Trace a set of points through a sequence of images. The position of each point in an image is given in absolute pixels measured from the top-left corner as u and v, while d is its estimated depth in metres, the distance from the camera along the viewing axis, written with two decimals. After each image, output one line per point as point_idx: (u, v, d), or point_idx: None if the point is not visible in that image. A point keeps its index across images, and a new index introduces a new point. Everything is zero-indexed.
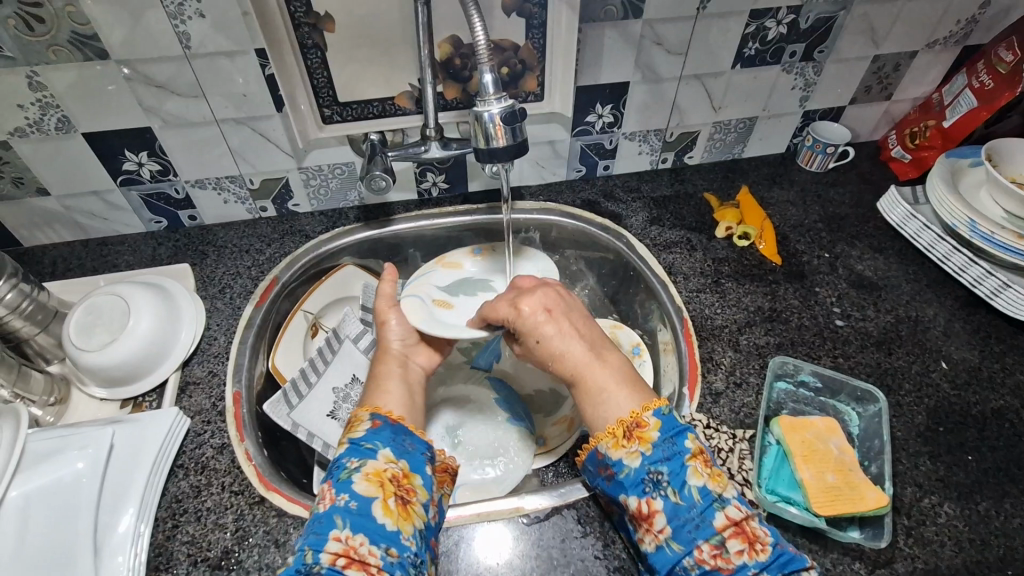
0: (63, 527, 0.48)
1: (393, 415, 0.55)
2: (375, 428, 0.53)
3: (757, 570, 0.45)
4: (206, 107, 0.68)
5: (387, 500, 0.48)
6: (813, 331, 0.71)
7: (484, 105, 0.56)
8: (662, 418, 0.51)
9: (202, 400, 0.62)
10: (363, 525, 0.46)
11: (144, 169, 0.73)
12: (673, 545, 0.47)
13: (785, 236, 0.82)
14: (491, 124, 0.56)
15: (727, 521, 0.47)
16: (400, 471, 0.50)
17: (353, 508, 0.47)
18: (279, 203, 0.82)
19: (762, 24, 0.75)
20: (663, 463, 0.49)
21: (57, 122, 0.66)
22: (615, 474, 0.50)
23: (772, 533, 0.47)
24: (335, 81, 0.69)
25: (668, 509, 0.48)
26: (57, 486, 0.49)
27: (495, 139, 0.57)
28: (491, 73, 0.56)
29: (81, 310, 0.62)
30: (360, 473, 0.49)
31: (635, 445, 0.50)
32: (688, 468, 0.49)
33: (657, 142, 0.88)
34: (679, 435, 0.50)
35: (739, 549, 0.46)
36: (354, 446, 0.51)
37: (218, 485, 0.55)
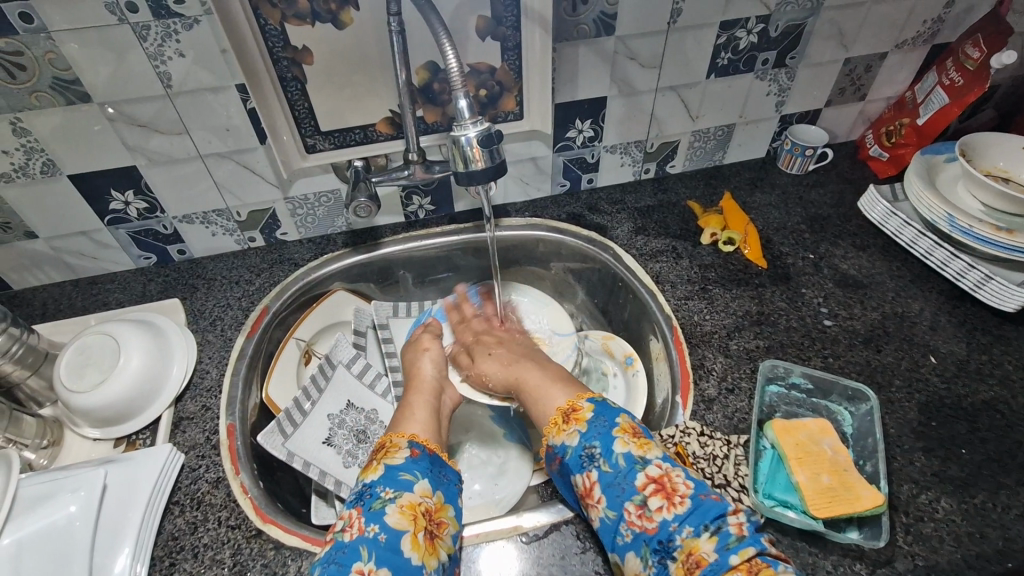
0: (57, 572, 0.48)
1: (429, 445, 0.58)
2: (414, 458, 0.54)
3: (677, 523, 0.48)
4: (190, 142, 0.69)
5: (417, 534, 0.48)
6: (801, 332, 0.71)
7: (461, 129, 0.57)
8: (596, 403, 0.58)
9: (196, 435, 0.62)
10: (391, 560, 0.46)
11: (131, 208, 0.74)
12: (609, 513, 0.51)
13: (769, 239, 0.83)
14: (468, 147, 0.57)
15: (647, 479, 0.50)
16: (434, 505, 0.52)
17: (381, 540, 0.47)
18: (267, 233, 0.83)
19: (732, 34, 0.77)
20: (595, 438, 0.54)
21: (42, 166, 0.67)
22: (561, 458, 0.56)
23: (697, 487, 0.50)
24: (317, 111, 0.70)
25: (602, 479, 0.52)
26: (50, 532, 0.49)
27: (472, 162, 0.58)
28: (466, 98, 0.56)
29: (72, 350, 0.61)
30: (393, 505, 0.49)
31: (572, 426, 0.56)
32: (615, 440, 0.53)
33: (638, 153, 0.89)
34: (611, 414, 0.56)
35: (660, 506, 0.49)
36: (390, 475, 0.52)
37: (215, 520, 0.55)
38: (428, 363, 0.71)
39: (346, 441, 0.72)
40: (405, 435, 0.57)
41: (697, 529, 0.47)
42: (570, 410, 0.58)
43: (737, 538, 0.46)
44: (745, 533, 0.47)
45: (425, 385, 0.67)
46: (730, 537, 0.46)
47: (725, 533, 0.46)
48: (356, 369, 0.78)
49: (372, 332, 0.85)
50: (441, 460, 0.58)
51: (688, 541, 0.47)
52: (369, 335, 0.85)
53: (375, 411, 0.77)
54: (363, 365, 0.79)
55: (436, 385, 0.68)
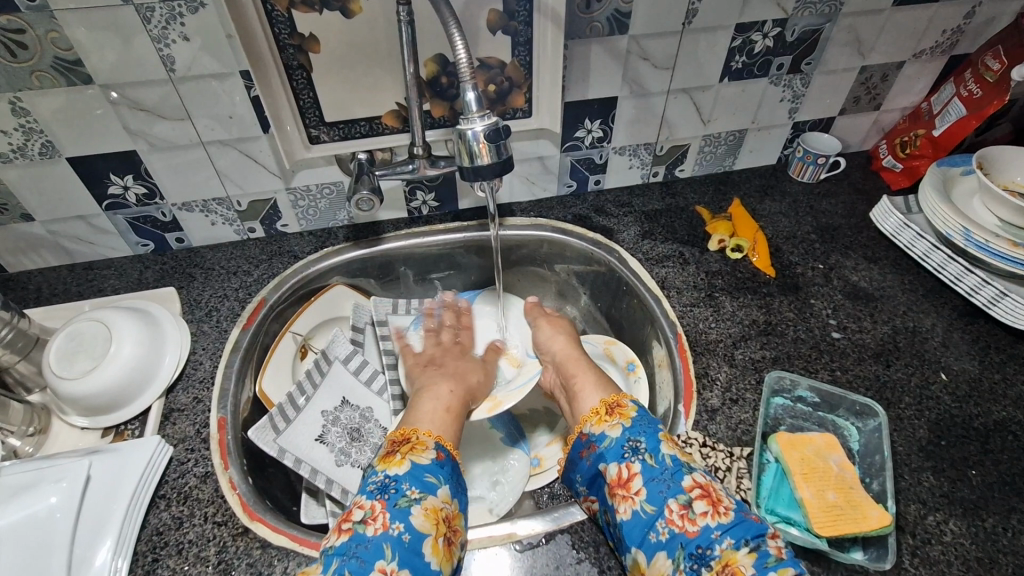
0: (35, 564, 0.46)
1: (451, 448, 0.56)
2: (438, 462, 0.53)
3: (720, 531, 0.46)
4: (193, 128, 0.68)
5: (438, 539, 0.47)
6: (809, 344, 0.69)
7: (467, 122, 0.55)
8: (640, 405, 0.58)
9: (186, 428, 0.60)
10: (411, 562, 0.45)
11: (130, 193, 0.73)
12: (646, 507, 0.49)
13: (778, 247, 0.82)
14: (475, 141, 0.55)
15: (694, 484, 0.50)
16: (451, 512, 0.50)
17: (404, 540, 0.45)
18: (267, 224, 0.81)
19: (748, 37, 0.75)
20: (641, 433, 0.54)
21: (41, 148, 0.65)
22: (599, 447, 0.55)
23: (739, 505, 0.49)
24: (321, 101, 0.69)
25: (645, 471, 0.51)
26: (29, 522, 0.48)
27: (478, 157, 0.56)
28: (474, 91, 0.55)
29: (63, 336, 0.60)
30: (418, 506, 0.48)
31: (617, 418, 0.56)
32: (661, 440, 0.53)
33: (647, 156, 0.87)
34: (654, 419, 0.56)
35: (705, 511, 0.48)
36: (416, 474, 0.51)
37: (201, 516, 0.54)
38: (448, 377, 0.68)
39: (339, 439, 0.70)
40: (430, 434, 0.56)
41: (737, 542, 0.46)
42: (614, 405, 0.59)
43: (776, 558, 0.44)
44: (785, 558, 0.45)
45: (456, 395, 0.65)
46: (770, 556, 0.44)
47: (765, 552, 0.45)
48: (353, 365, 0.76)
49: (371, 329, 0.82)
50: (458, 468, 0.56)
51: (727, 551, 0.45)
52: (368, 332, 0.82)
53: (371, 408, 0.75)
54: (360, 362, 0.77)
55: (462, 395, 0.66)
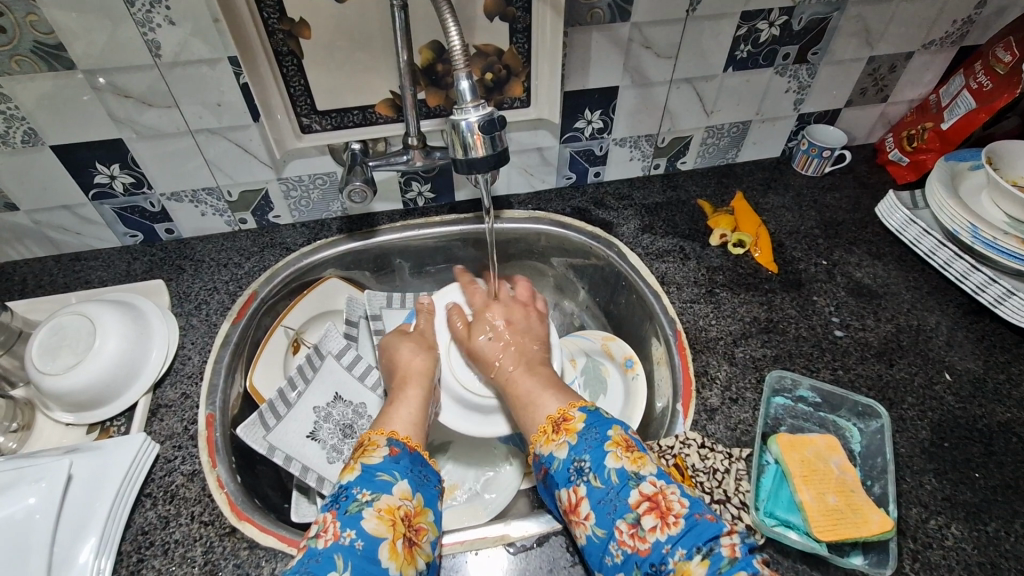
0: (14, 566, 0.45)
1: (410, 441, 0.55)
2: (394, 458, 0.52)
3: (670, 544, 0.44)
4: (180, 116, 0.66)
5: (396, 541, 0.46)
6: (811, 342, 0.68)
7: (461, 112, 0.53)
8: (589, 412, 0.55)
9: (173, 424, 0.59)
10: (366, 569, 0.43)
11: (116, 183, 0.71)
12: (597, 531, 0.48)
13: (781, 242, 0.80)
14: (469, 133, 0.53)
15: (641, 497, 0.47)
16: (412, 508, 0.49)
17: (357, 547, 0.44)
18: (259, 215, 0.79)
19: (754, 26, 0.73)
20: (585, 450, 0.51)
21: (23, 135, 0.63)
22: (548, 470, 0.53)
23: (693, 505, 0.47)
24: (313, 89, 0.67)
25: (591, 494, 0.49)
26: (7, 523, 0.46)
27: (472, 149, 0.54)
28: (468, 79, 0.53)
29: (46, 330, 0.59)
30: (370, 509, 0.47)
31: (562, 438, 0.53)
32: (608, 453, 0.51)
33: (648, 147, 0.85)
34: (603, 425, 0.53)
35: (654, 526, 0.46)
36: (367, 476, 0.50)
37: (187, 516, 0.52)
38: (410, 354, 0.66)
39: (331, 436, 0.69)
40: (385, 433, 0.55)
41: (689, 552, 0.44)
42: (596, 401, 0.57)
43: (729, 562, 0.42)
44: (741, 556, 0.43)
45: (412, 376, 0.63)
46: (723, 561, 0.42)
47: (717, 557, 0.43)
48: (346, 360, 0.74)
49: (365, 322, 0.81)
50: (424, 461, 0.55)
51: (680, 564, 0.43)
52: (361, 325, 0.81)
53: (363, 404, 0.73)
54: (354, 357, 0.75)
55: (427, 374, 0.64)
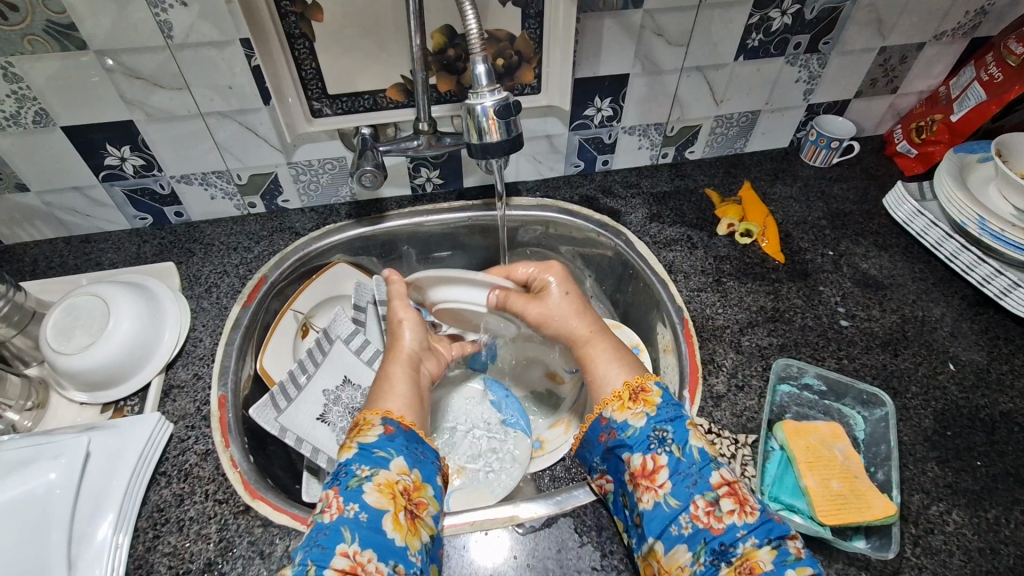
0: (35, 541, 0.45)
1: (404, 420, 0.55)
2: (389, 436, 0.52)
3: (746, 530, 0.46)
4: (190, 98, 0.66)
5: (398, 513, 0.47)
6: (817, 331, 0.69)
7: (477, 97, 0.52)
8: (663, 388, 0.56)
9: (186, 405, 0.60)
10: (373, 540, 0.45)
11: (127, 165, 0.71)
12: (670, 501, 0.49)
13: (788, 233, 0.80)
14: (485, 117, 0.52)
15: (721, 480, 0.49)
16: (412, 483, 0.50)
17: (362, 519, 0.45)
18: (268, 199, 0.80)
19: (766, 14, 0.73)
20: (667, 423, 0.53)
21: (35, 116, 0.63)
22: (620, 435, 0.53)
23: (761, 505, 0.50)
24: (324, 73, 0.67)
25: (671, 464, 0.50)
26: (28, 498, 0.47)
27: (487, 133, 0.53)
28: (484, 63, 0.52)
29: (59, 311, 0.59)
30: (370, 483, 0.48)
31: (640, 407, 0.54)
32: (688, 429, 0.52)
33: (657, 136, 0.85)
34: (678, 406, 0.54)
35: (731, 509, 0.48)
36: (365, 453, 0.50)
37: (202, 494, 0.53)
38: (408, 329, 0.65)
39: (340, 418, 0.69)
40: (379, 413, 0.55)
41: (760, 541, 0.46)
42: (637, 388, 0.56)
43: (796, 557, 0.45)
44: (804, 557, 0.45)
45: (402, 356, 0.63)
46: (790, 555, 0.45)
47: (785, 550, 0.45)
48: (354, 344, 0.75)
49: (373, 308, 0.80)
50: (419, 436, 0.55)
51: (749, 549, 0.46)
52: (369, 310, 0.80)
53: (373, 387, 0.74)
54: (362, 342, 0.76)
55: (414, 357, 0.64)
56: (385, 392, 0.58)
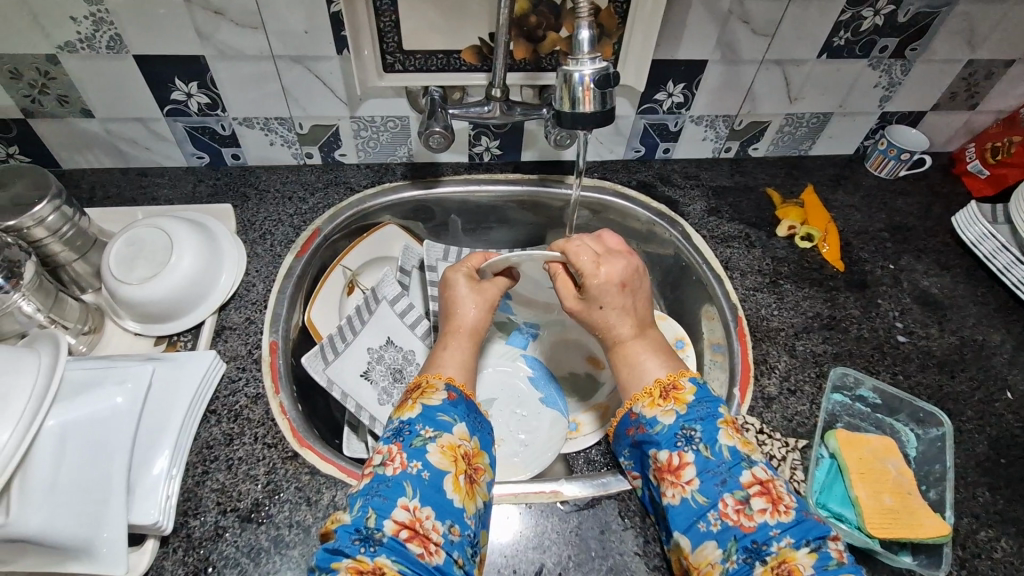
0: (99, 464, 0.43)
1: (465, 389, 0.58)
2: (452, 402, 0.55)
3: (779, 529, 0.45)
4: (265, 40, 0.65)
5: (458, 476, 0.50)
6: (872, 344, 0.67)
7: (575, 63, 0.48)
8: (697, 386, 0.54)
9: (237, 346, 0.60)
10: (433, 499, 0.48)
11: (192, 101, 0.70)
12: (698, 497, 0.48)
13: (849, 242, 0.78)
14: (580, 86, 0.49)
15: (752, 479, 0.48)
16: (471, 449, 0.54)
17: (424, 477, 0.49)
18: (325, 151, 0.79)
19: (857, 12, 0.70)
20: (696, 420, 0.51)
21: (109, 40, 0.63)
22: (648, 430, 0.53)
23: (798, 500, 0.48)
24: (402, 26, 0.65)
25: (699, 463, 0.49)
26: (95, 420, 0.44)
27: (579, 104, 0.49)
28: (587, 28, 0.47)
29: (122, 242, 0.58)
30: (434, 443, 0.51)
31: (670, 404, 0.53)
32: (719, 428, 0.51)
33: (723, 129, 0.83)
34: (713, 402, 0.53)
35: (762, 508, 0.46)
36: (429, 415, 0.53)
37: (251, 436, 0.54)
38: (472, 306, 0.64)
39: (384, 377, 0.69)
40: (441, 377, 0.58)
41: (796, 541, 0.45)
42: (669, 386, 0.55)
43: (836, 562, 0.43)
44: (846, 561, 0.44)
45: (463, 328, 0.63)
46: (832, 560, 0.43)
47: (825, 554, 0.44)
48: (400, 307, 0.73)
49: (417, 273, 0.82)
50: (475, 407, 0.58)
51: (784, 549, 0.44)
52: (414, 275, 0.82)
53: (414, 351, 0.72)
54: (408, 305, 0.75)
55: (476, 330, 0.64)
56: (440, 357, 0.61)
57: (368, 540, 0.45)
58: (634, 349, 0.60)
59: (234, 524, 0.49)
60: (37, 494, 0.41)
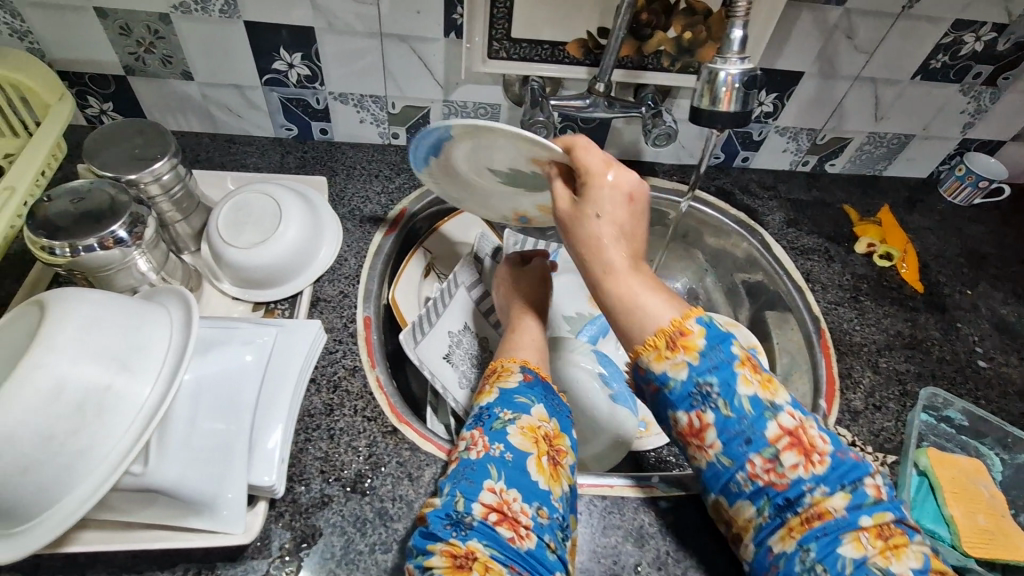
0: (227, 420, 0.44)
1: (539, 370, 0.57)
2: (528, 384, 0.54)
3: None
4: (376, 17, 0.65)
5: (541, 457, 0.49)
6: (954, 366, 0.67)
7: (724, 63, 0.48)
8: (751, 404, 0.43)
9: (333, 319, 0.60)
10: (519, 481, 0.47)
11: (293, 72, 0.70)
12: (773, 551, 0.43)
13: (926, 264, 0.78)
14: (724, 86, 0.49)
15: (780, 431, 0.43)
16: (552, 429, 0.51)
17: (507, 458, 0.48)
18: (412, 132, 0.79)
19: (960, 37, 0.70)
20: (743, 465, 0.43)
21: (224, 4, 0.63)
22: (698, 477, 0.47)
23: (832, 442, 0.44)
24: (515, 13, 0.65)
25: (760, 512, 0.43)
26: (225, 375, 0.46)
27: (720, 103, 0.50)
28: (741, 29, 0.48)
29: (230, 206, 0.58)
30: (513, 425, 0.50)
31: (709, 450, 0.45)
32: (737, 374, 0.43)
33: (805, 142, 0.84)
34: (725, 342, 0.44)
35: (795, 462, 0.43)
36: (507, 398, 0.53)
37: (351, 408, 0.54)
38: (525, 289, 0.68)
39: (463, 361, 0.68)
40: (516, 360, 0.57)
41: None
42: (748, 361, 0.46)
43: None
44: None
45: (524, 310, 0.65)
46: None
47: None
48: (475, 295, 0.74)
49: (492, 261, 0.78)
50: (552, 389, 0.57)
51: None
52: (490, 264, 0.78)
53: (488, 339, 0.74)
54: (484, 292, 0.76)
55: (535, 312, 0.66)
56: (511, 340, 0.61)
57: (459, 525, 0.45)
58: (627, 281, 0.46)
59: (339, 492, 0.49)
60: (174, 448, 0.42)
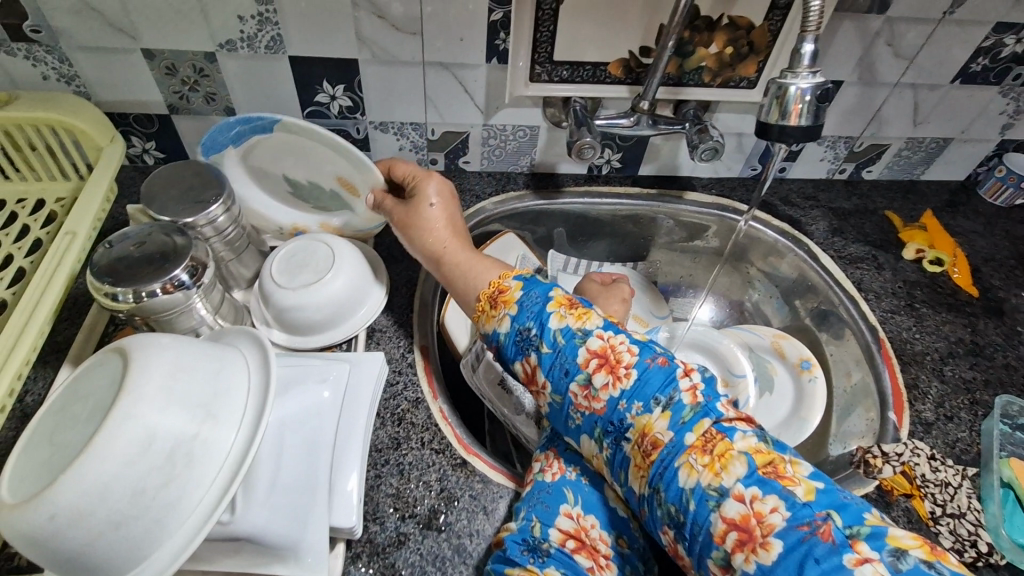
0: (308, 461, 0.45)
1: None
2: None
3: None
4: (419, 46, 0.65)
5: None
6: (1021, 372, 0.66)
7: (794, 77, 0.50)
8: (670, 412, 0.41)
9: (392, 349, 0.60)
10: (597, 509, 0.47)
11: (335, 104, 0.70)
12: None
13: (977, 268, 0.77)
14: (793, 100, 0.51)
15: (589, 355, 0.45)
16: None
17: (583, 483, 0.48)
18: (451, 157, 0.79)
19: (1001, 39, 0.70)
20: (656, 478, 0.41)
21: (270, 41, 0.63)
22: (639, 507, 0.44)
23: (641, 353, 0.44)
24: (557, 36, 0.65)
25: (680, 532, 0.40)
26: (308, 413, 0.47)
27: (788, 117, 0.51)
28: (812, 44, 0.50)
29: (283, 254, 0.58)
30: None
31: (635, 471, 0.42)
32: (550, 314, 0.47)
33: (843, 150, 0.83)
34: (542, 289, 0.49)
35: (605, 383, 0.44)
36: None
37: (418, 441, 0.53)
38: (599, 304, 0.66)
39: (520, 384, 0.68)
40: None
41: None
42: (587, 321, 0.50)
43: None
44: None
45: None
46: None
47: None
48: None
49: None
50: None
51: None
52: None
53: None
54: None
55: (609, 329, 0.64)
56: None
57: (536, 551, 0.43)
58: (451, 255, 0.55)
59: (415, 530, 0.48)
60: (258, 494, 0.43)
